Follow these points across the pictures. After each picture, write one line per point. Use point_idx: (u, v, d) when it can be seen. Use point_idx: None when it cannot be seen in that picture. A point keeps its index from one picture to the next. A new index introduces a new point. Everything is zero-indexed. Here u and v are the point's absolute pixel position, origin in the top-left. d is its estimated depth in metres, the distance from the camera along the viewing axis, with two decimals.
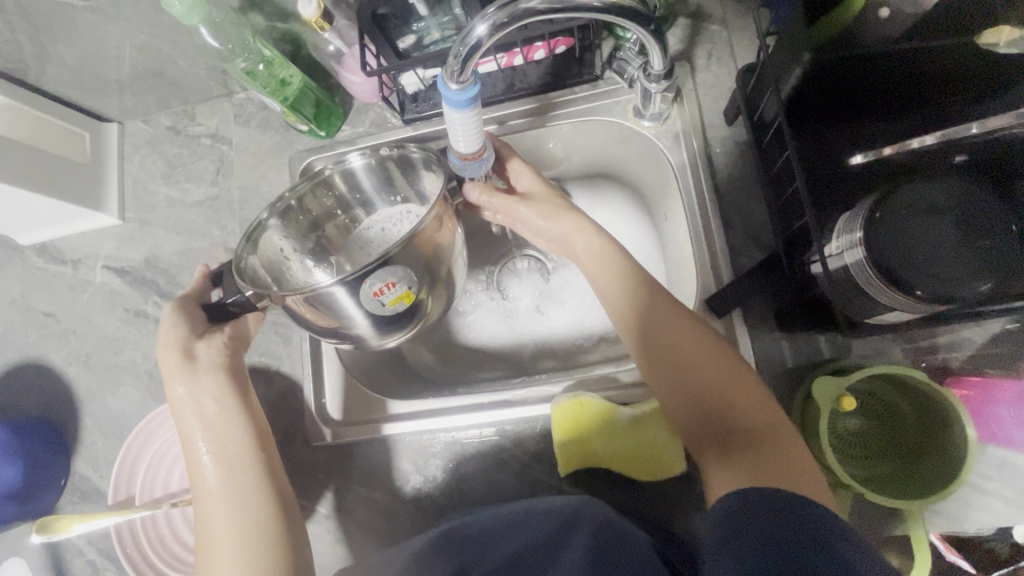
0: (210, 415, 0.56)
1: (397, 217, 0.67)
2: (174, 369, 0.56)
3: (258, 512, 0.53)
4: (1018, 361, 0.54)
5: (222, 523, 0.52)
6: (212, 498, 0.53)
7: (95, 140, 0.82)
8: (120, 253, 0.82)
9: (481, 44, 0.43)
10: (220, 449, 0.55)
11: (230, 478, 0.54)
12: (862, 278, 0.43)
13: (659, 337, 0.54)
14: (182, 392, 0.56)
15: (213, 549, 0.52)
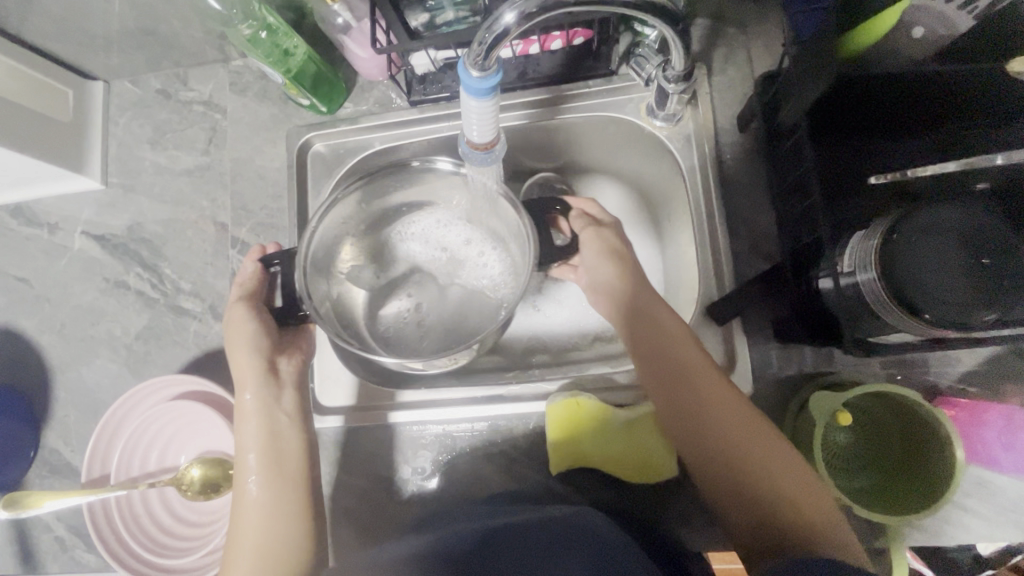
0: (277, 431, 0.58)
1: (446, 222, 0.71)
2: (253, 379, 0.59)
3: (294, 532, 0.55)
4: (1002, 385, 0.56)
5: (258, 543, 0.54)
6: (252, 512, 0.55)
7: (78, 98, 0.77)
8: (102, 220, 0.78)
9: (508, 30, 0.41)
10: (275, 459, 0.57)
11: (277, 500, 0.56)
12: (875, 301, 0.43)
13: (684, 395, 0.53)
14: (254, 401, 0.59)
15: (237, 552, 0.54)
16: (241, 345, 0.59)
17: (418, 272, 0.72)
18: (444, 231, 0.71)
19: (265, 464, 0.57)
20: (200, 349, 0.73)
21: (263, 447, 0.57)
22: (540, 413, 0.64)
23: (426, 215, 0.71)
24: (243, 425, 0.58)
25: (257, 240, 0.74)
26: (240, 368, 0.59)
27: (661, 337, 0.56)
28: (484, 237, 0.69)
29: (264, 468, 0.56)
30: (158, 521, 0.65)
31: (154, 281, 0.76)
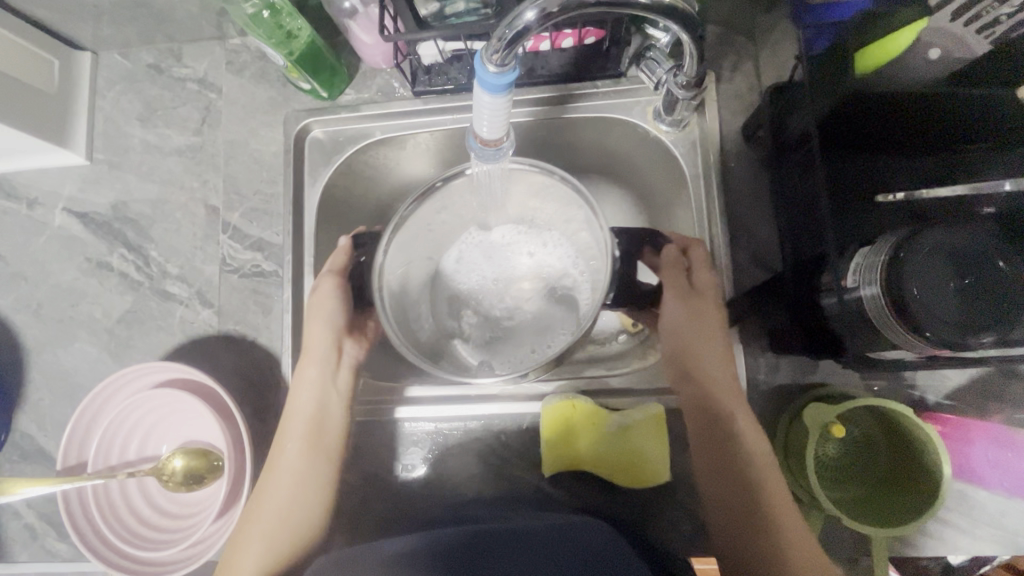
0: (320, 408, 0.63)
1: (502, 241, 0.70)
2: (320, 351, 0.64)
3: (314, 503, 0.61)
4: (987, 403, 0.57)
5: (276, 507, 0.61)
6: (279, 477, 0.62)
7: (65, 69, 0.74)
8: (85, 197, 0.75)
9: (529, 28, 0.40)
10: (317, 432, 0.63)
11: (311, 468, 0.62)
12: (878, 319, 0.44)
13: (707, 420, 0.58)
14: (315, 375, 0.64)
15: (265, 507, 0.61)
16: (320, 317, 0.65)
17: (471, 295, 0.70)
18: (498, 244, 0.70)
19: (301, 437, 0.62)
20: (185, 335, 0.71)
21: (302, 421, 0.63)
22: (534, 414, 0.64)
23: (479, 235, 0.70)
24: (297, 389, 0.64)
25: (250, 226, 0.72)
26: (312, 338, 0.65)
27: (711, 378, 0.58)
28: (538, 232, 0.69)
29: (302, 441, 0.62)
30: (136, 511, 0.63)
31: (139, 263, 0.73)
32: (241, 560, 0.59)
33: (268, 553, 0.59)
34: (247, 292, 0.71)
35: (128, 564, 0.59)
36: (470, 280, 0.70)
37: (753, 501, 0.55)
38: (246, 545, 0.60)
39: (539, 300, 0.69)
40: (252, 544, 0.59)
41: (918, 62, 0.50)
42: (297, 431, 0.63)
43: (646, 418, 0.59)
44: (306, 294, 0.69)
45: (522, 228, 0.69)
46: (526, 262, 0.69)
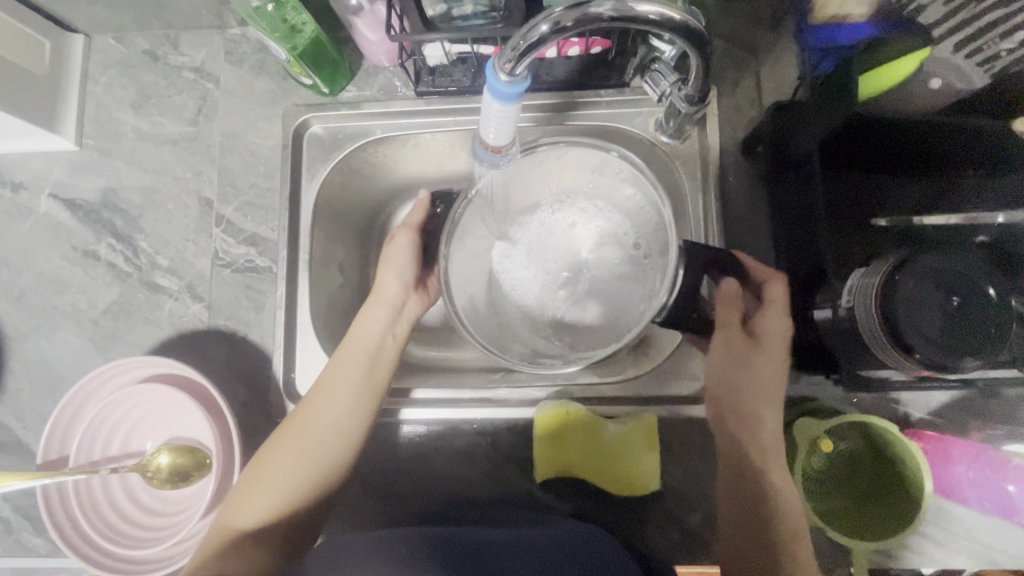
0: (379, 350, 0.61)
1: (546, 225, 0.68)
2: (388, 295, 0.63)
3: (335, 446, 0.56)
4: (969, 423, 0.58)
5: (312, 438, 0.56)
6: (322, 405, 0.57)
7: (56, 52, 0.72)
8: (73, 184, 0.73)
9: (542, 39, 0.40)
10: (369, 369, 0.59)
11: (347, 400, 0.58)
12: (872, 339, 0.46)
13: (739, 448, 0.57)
14: (382, 313, 0.62)
15: (290, 433, 0.56)
16: (393, 265, 0.64)
17: (523, 290, 0.68)
18: (542, 228, 0.68)
19: (354, 373, 0.59)
20: (173, 329, 0.70)
21: (358, 356, 0.60)
22: (526, 419, 0.64)
23: (522, 220, 0.68)
24: (358, 325, 0.62)
25: (244, 220, 0.71)
26: (384, 279, 0.64)
27: (757, 417, 0.56)
28: (571, 203, 0.67)
29: (355, 377, 0.58)
30: (118, 508, 0.61)
31: (127, 254, 0.72)
32: (265, 475, 0.54)
33: (292, 479, 0.54)
34: (239, 287, 0.70)
35: (109, 562, 0.57)
36: (514, 276, 0.68)
37: (769, 542, 0.52)
38: (274, 463, 0.55)
39: (604, 275, 0.66)
40: (282, 462, 0.55)
41: (924, 90, 0.52)
42: (352, 366, 0.59)
43: (638, 426, 0.60)
44: (299, 291, 0.68)
45: (566, 206, 0.67)
46: (575, 240, 0.67)
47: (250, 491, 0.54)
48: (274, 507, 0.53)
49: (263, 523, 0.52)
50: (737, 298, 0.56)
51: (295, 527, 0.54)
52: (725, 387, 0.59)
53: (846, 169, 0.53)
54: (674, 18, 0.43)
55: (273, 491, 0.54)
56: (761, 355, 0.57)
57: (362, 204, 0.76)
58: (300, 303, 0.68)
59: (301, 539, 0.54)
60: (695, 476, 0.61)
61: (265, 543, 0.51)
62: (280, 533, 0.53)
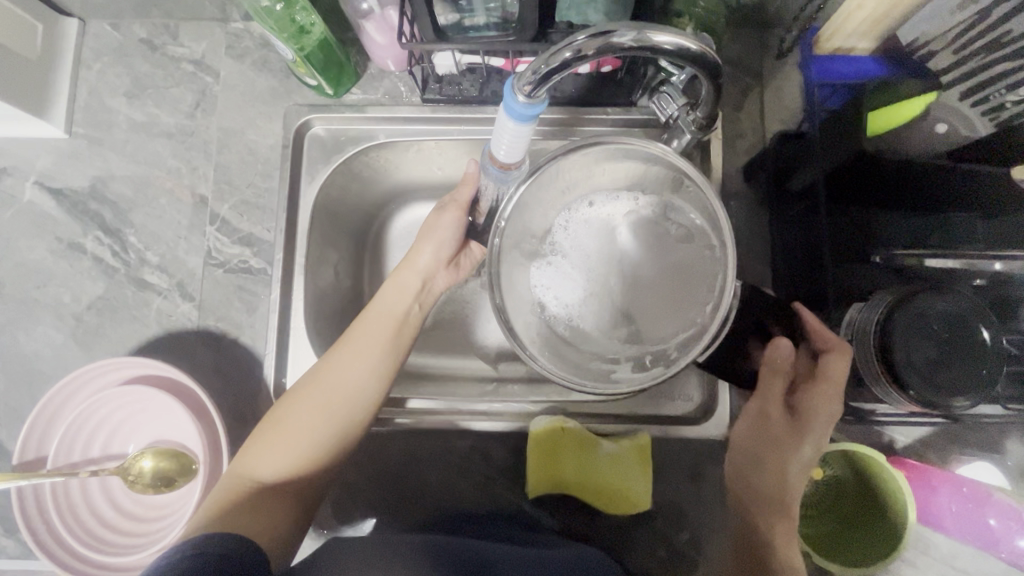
0: (404, 317, 0.60)
1: (574, 228, 0.61)
2: (421, 265, 0.62)
3: (356, 407, 0.55)
4: (950, 454, 0.60)
5: (334, 398, 0.55)
6: (346, 366, 0.56)
7: (48, 35, 0.69)
8: (61, 172, 0.71)
9: (564, 64, 0.41)
10: (397, 331, 0.59)
11: (372, 360, 0.57)
12: (867, 373, 0.47)
13: (753, 478, 0.52)
14: (415, 279, 0.61)
15: (311, 385, 0.55)
16: (433, 239, 0.62)
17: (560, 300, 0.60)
18: (575, 237, 0.60)
19: (379, 336, 0.58)
20: (161, 328, 0.68)
21: (385, 321, 0.59)
22: (521, 433, 0.64)
23: (555, 232, 0.61)
24: (384, 290, 0.60)
25: (239, 219, 0.69)
26: (421, 248, 0.62)
27: (778, 462, 0.52)
28: (598, 200, 0.60)
29: (380, 341, 0.57)
30: (97, 512, 0.60)
31: (115, 248, 0.69)
32: (285, 430, 0.53)
33: (313, 438, 0.53)
34: (231, 288, 0.68)
35: (87, 570, 0.56)
36: (550, 291, 0.60)
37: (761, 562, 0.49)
38: (295, 418, 0.54)
39: (659, 255, 0.58)
40: (302, 419, 0.54)
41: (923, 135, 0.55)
42: (377, 330, 0.58)
43: (632, 447, 0.60)
44: (293, 294, 0.67)
45: (592, 204, 0.60)
46: (608, 236, 0.60)
47: (269, 444, 0.53)
48: (292, 463, 0.52)
49: (280, 477, 0.52)
50: (787, 364, 0.52)
51: (310, 487, 0.53)
52: (750, 446, 0.53)
53: (848, 203, 0.54)
54: (691, 50, 0.44)
55: (292, 448, 0.53)
56: (800, 436, 0.52)
57: (361, 207, 0.75)
58: (294, 306, 0.66)
59: (313, 498, 0.54)
60: (686, 496, 0.62)
61: (279, 500, 0.51)
62: (295, 491, 0.52)
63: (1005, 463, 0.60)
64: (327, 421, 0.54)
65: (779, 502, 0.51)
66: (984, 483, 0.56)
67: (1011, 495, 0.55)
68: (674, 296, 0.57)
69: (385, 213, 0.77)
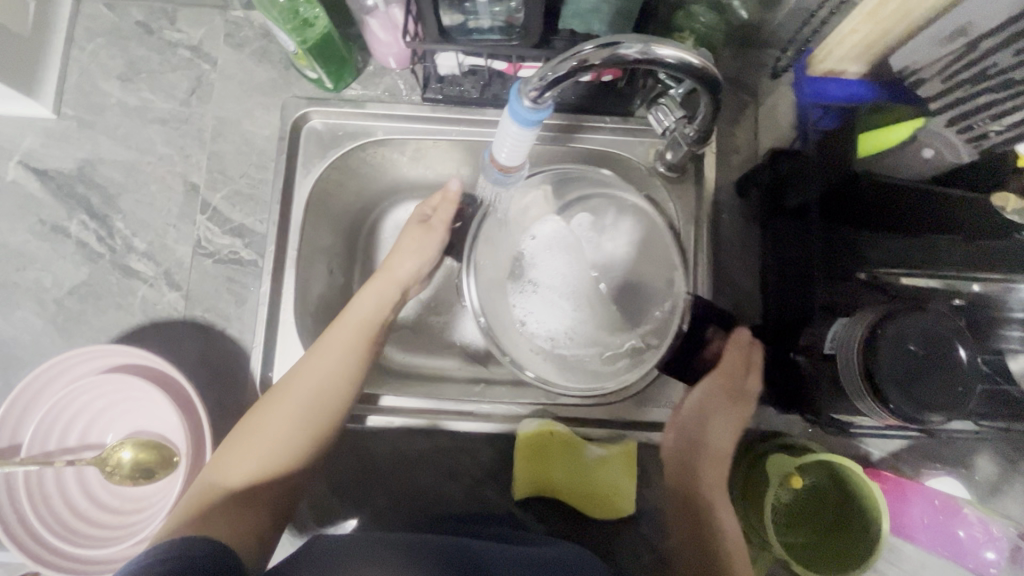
0: (380, 321, 0.62)
1: (535, 254, 0.69)
2: (397, 276, 0.64)
3: (327, 410, 0.55)
4: (924, 468, 0.62)
5: (308, 402, 0.55)
6: (323, 370, 0.56)
7: (40, 12, 0.68)
8: (47, 153, 0.69)
9: (570, 73, 0.42)
10: (370, 336, 0.60)
11: (344, 363, 0.57)
12: (852, 389, 0.48)
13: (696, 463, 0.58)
14: (392, 289, 0.64)
15: (284, 392, 0.55)
16: (411, 252, 0.65)
17: (541, 320, 0.67)
18: (541, 267, 0.68)
19: (353, 341, 0.58)
20: (146, 317, 0.66)
21: (359, 326, 0.60)
22: (508, 436, 0.64)
23: (523, 271, 0.68)
24: (361, 297, 0.62)
25: (232, 210, 0.69)
26: (399, 261, 0.64)
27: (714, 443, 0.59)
28: (552, 234, 0.69)
29: (354, 346, 0.58)
30: (71, 504, 0.58)
31: (101, 233, 0.68)
32: (258, 434, 0.53)
33: (286, 442, 0.53)
34: (219, 279, 0.67)
35: (63, 564, 0.54)
36: (534, 313, 0.68)
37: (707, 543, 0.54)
38: (268, 425, 0.53)
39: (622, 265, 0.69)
40: (275, 426, 0.53)
41: (917, 157, 0.56)
42: (353, 336, 0.59)
43: (619, 451, 0.61)
44: (284, 288, 0.66)
45: (546, 233, 0.69)
46: (573, 258, 0.69)
47: (241, 450, 0.52)
48: (265, 469, 0.52)
49: (253, 480, 0.51)
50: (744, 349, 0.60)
51: (285, 491, 0.53)
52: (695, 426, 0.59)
53: (839, 221, 0.56)
54: (693, 64, 0.45)
55: (265, 452, 0.53)
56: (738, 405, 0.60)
57: (356, 204, 0.74)
58: (286, 299, 0.66)
59: (288, 502, 0.53)
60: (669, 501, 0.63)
61: (250, 504, 0.50)
62: (268, 494, 0.52)
63: (973, 478, 0.62)
64: (301, 428, 0.54)
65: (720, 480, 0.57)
66: (956, 496, 0.58)
67: (981, 510, 0.56)
68: (630, 292, 0.68)
69: (380, 211, 0.77)
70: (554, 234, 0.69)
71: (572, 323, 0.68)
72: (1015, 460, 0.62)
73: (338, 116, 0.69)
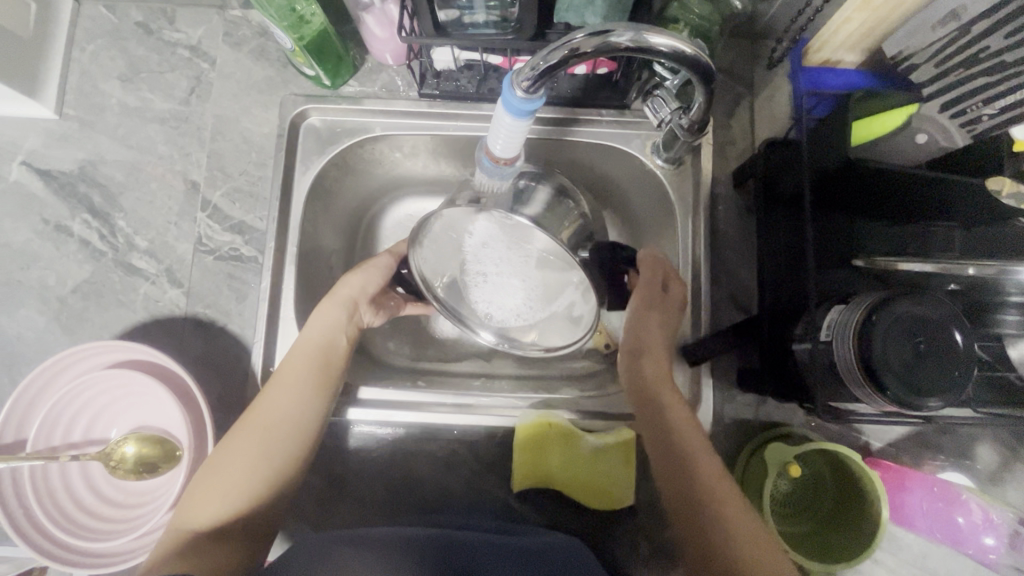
0: (335, 346, 0.61)
1: (476, 253, 0.63)
2: (342, 300, 0.63)
3: (288, 441, 0.56)
4: (924, 457, 0.62)
5: (270, 438, 0.55)
6: (282, 405, 0.56)
7: (41, 14, 0.69)
8: (49, 153, 0.70)
9: (562, 61, 0.43)
10: (328, 360, 0.60)
11: (304, 393, 0.57)
12: (848, 375, 0.48)
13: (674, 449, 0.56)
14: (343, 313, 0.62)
15: (244, 430, 0.55)
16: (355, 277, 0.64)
17: (495, 298, 0.64)
18: (482, 259, 0.63)
19: (308, 372, 0.58)
20: (147, 314, 0.67)
21: (312, 356, 0.59)
22: (507, 428, 0.64)
23: (469, 269, 0.64)
24: (310, 324, 0.61)
25: (231, 207, 0.69)
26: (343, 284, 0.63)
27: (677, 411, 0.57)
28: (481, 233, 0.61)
29: (310, 378, 0.58)
30: (77, 499, 0.59)
31: (103, 231, 0.69)
32: (221, 472, 0.53)
33: (253, 477, 0.53)
34: (220, 275, 0.68)
35: (70, 557, 0.55)
36: (492, 302, 0.64)
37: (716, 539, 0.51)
38: (230, 462, 0.54)
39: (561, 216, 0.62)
40: (238, 464, 0.54)
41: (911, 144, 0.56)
42: (306, 367, 0.58)
43: (618, 442, 0.61)
44: (285, 284, 0.66)
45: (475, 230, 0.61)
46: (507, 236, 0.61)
47: (205, 489, 0.52)
48: (231, 506, 0.52)
49: (226, 516, 0.52)
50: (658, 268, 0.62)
51: (257, 522, 0.54)
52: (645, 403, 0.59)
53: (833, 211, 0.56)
54: (684, 52, 0.45)
55: (233, 489, 0.53)
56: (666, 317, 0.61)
57: (355, 200, 0.75)
58: (285, 295, 0.66)
59: (261, 533, 0.54)
60: None
61: (225, 541, 0.51)
62: (242, 528, 0.53)
63: (974, 467, 0.62)
64: (265, 462, 0.54)
65: (695, 443, 0.55)
66: (956, 484, 0.58)
67: (980, 496, 0.57)
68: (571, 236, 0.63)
69: (379, 207, 0.78)
70: (487, 228, 0.60)
71: (528, 291, 0.63)
72: (1017, 448, 0.62)
73: (335, 112, 0.69)
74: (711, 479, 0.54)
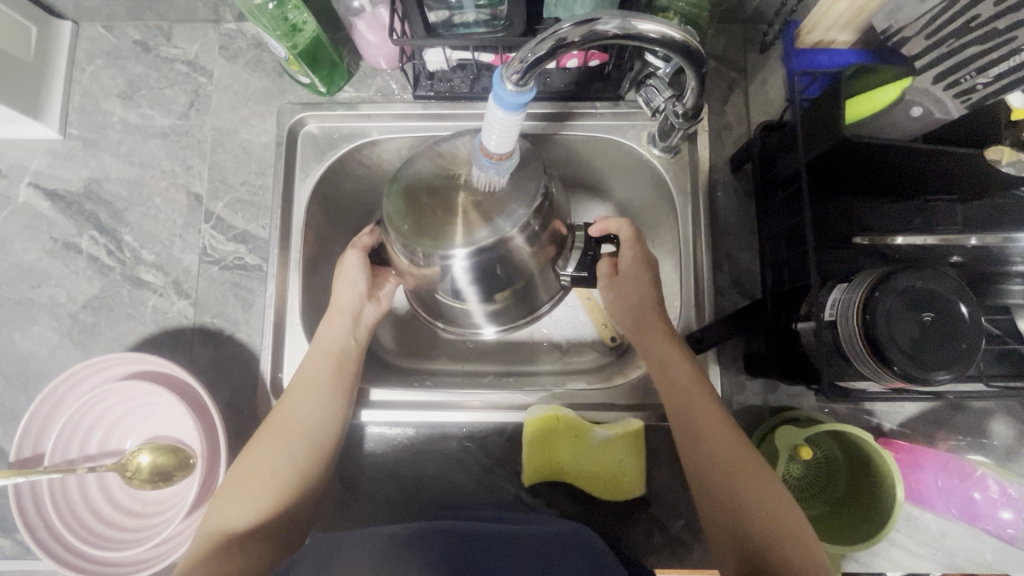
0: (348, 350, 0.63)
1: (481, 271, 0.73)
2: (350, 308, 0.64)
3: (309, 443, 0.57)
4: (939, 435, 0.61)
5: (292, 441, 0.56)
6: (302, 410, 0.57)
7: (42, 38, 0.70)
8: (55, 172, 0.71)
9: (551, 53, 0.43)
10: (341, 364, 0.61)
11: (320, 397, 0.59)
12: (852, 352, 0.47)
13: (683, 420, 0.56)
14: (349, 321, 0.64)
15: (266, 434, 0.56)
16: (354, 285, 0.65)
17: None
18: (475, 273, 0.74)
19: (324, 376, 0.60)
20: (157, 325, 0.68)
21: (328, 359, 0.61)
22: (516, 423, 0.65)
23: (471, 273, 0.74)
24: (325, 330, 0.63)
25: (234, 217, 0.70)
26: (347, 292, 0.65)
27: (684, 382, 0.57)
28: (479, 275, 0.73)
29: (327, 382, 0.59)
30: (95, 509, 0.60)
31: (111, 247, 0.70)
32: (247, 476, 0.54)
33: (277, 478, 0.54)
34: (226, 284, 0.69)
35: (89, 565, 0.56)
36: None
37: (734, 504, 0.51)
38: (257, 464, 0.54)
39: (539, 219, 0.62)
40: (263, 463, 0.55)
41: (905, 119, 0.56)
42: (322, 371, 0.60)
43: (626, 432, 0.61)
44: (289, 291, 0.67)
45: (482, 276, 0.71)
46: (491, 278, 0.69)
47: (238, 490, 0.53)
48: (265, 505, 0.53)
49: (256, 520, 0.52)
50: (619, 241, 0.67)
51: (289, 519, 0.54)
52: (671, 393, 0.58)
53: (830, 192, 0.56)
54: (674, 38, 0.45)
55: (258, 491, 0.53)
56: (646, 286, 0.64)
57: (355, 205, 0.76)
58: (290, 301, 0.67)
59: (293, 530, 0.54)
60: (679, 480, 0.63)
61: (257, 540, 0.51)
62: (272, 529, 0.52)
63: (990, 444, 0.61)
64: (290, 462, 0.55)
65: (716, 425, 0.54)
66: (968, 459, 0.58)
67: (996, 472, 0.56)
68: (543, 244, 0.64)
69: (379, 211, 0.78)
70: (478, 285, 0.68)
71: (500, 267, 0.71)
72: None
73: (333, 121, 0.70)
74: (740, 462, 0.52)
